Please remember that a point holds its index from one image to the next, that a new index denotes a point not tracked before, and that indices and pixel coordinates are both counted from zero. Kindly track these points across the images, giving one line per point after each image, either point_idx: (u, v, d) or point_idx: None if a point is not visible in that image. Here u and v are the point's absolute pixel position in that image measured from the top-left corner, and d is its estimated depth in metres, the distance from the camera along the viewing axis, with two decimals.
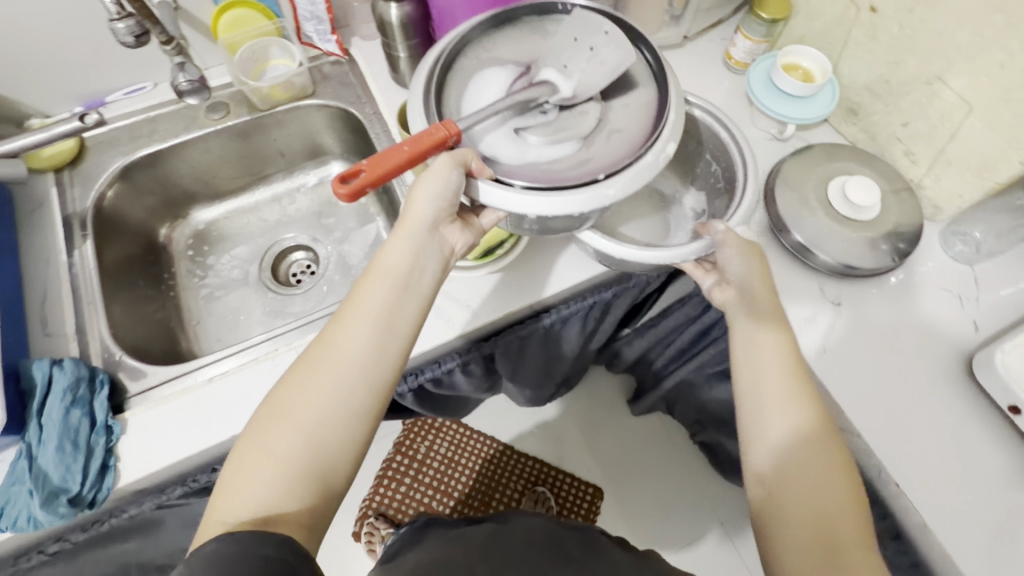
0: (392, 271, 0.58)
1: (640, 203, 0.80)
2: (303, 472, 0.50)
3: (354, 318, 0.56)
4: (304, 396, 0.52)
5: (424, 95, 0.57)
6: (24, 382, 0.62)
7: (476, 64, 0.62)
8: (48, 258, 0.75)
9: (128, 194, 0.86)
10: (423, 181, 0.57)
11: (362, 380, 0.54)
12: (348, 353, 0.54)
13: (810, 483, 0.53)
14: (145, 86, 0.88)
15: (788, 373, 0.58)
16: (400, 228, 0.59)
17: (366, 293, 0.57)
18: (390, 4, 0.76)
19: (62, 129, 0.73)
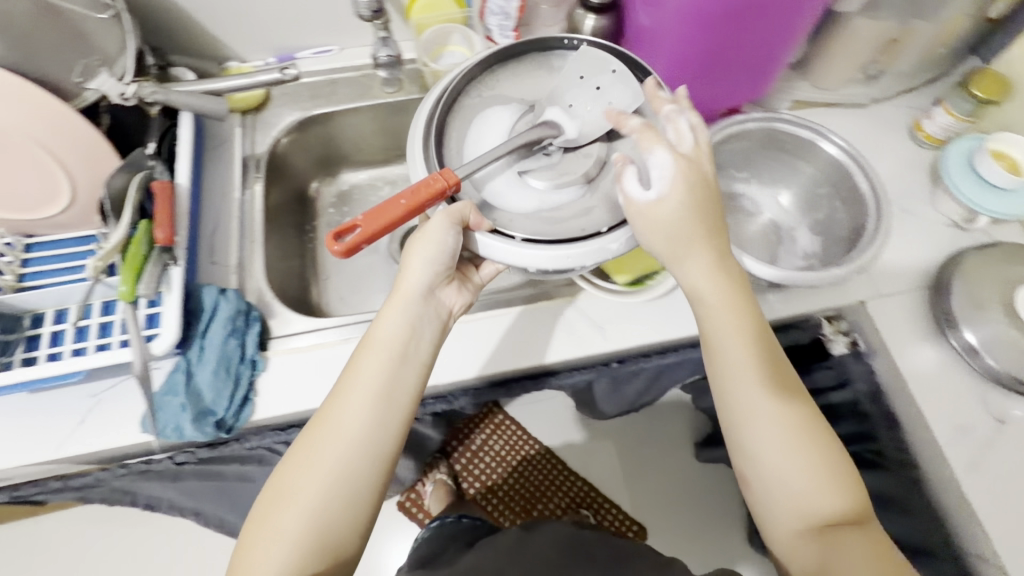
0: (390, 343, 0.60)
1: (752, 232, 0.78)
2: (319, 535, 0.55)
3: (354, 392, 0.59)
4: (313, 471, 0.56)
5: (426, 138, 0.62)
6: (193, 302, 0.67)
7: (479, 103, 0.66)
8: (223, 191, 0.80)
9: (295, 146, 0.91)
10: (413, 256, 0.60)
11: (365, 448, 0.57)
12: (348, 426, 0.57)
13: (797, 477, 0.57)
14: (331, 49, 0.92)
15: (762, 373, 0.59)
16: (393, 295, 0.62)
17: (364, 365, 0.59)
18: (589, 15, 0.75)
19: (263, 78, 0.80)
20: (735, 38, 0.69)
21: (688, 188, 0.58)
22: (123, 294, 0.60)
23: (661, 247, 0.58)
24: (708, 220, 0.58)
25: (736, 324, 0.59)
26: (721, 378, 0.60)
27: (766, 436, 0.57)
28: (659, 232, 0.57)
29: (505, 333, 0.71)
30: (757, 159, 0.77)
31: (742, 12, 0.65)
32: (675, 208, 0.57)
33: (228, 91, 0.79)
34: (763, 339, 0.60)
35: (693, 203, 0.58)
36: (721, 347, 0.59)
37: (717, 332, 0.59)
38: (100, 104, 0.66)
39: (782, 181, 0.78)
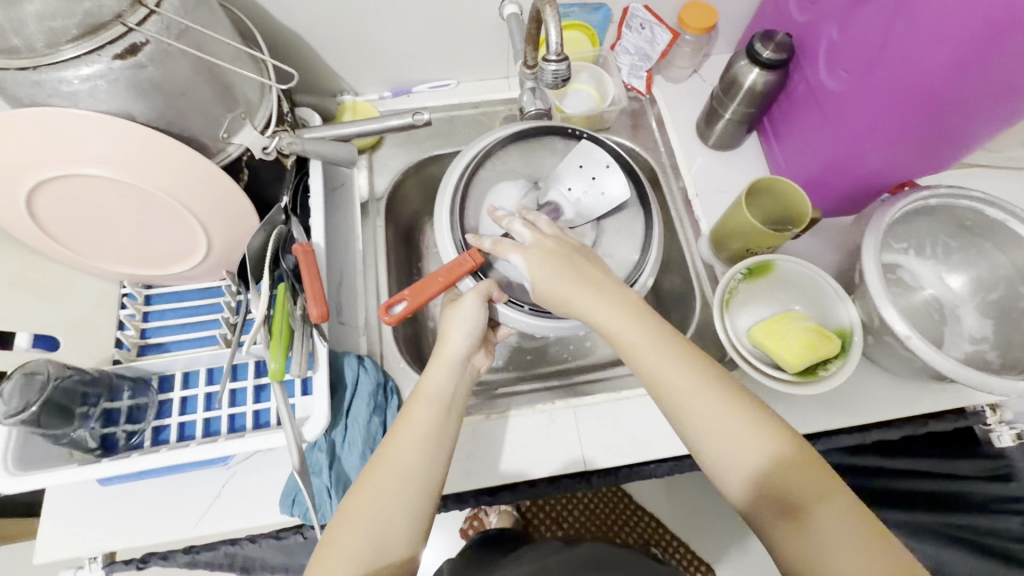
0: (437, 396, 0.57)
1: (913, 306, 0.73)
2: (367, 571, 0.49)
3: (402, 430, 0.55)
4: (360, 501, 0.51)
5: (449, 215, 0.65)
6: (333, 375, 0.63)
7: (492, 176, 0.69)
8: (346, 242, 0.75)
9: (408, 187, 0.86)
10: (456, 319, 0.61)
11: (406, 475, 0.53)
12: (394, 457, 0.54)
13: (767, 465, 0.49)
14: (449, 83, 0.87)
15: (691, 366, 0.54)
16: (434, 357, 0.60)
17: (415, 414, 0.56)
18: (752, 70, 0.70)
19: (395, 123, 0.73)
20: (948, 122, 0.57)
21: (575, 266, 0.58)
22: (274, 374, 0.57)
23: (551, 280, 0.58)
24: (591, 278, 0.58)
25: (652, 330, 0.56)
26: (654, 387, 0.54)
27: (701, 427, 0.52)
28: (558, 287, 0.58)
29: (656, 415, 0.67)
30: (925, 231, 0.71)
31: (965, 100, 0.54)
32: (546, 284, 0.58)
33: (355, 136, 0.73)
34: (664, 336, 0.55)
35: (579, 265, 0.59)
36: (647, 363, 0.55)
37: (637, 344, 0.55)
38: (241, 160, 0.62)
39: (951, 256, 0.72)
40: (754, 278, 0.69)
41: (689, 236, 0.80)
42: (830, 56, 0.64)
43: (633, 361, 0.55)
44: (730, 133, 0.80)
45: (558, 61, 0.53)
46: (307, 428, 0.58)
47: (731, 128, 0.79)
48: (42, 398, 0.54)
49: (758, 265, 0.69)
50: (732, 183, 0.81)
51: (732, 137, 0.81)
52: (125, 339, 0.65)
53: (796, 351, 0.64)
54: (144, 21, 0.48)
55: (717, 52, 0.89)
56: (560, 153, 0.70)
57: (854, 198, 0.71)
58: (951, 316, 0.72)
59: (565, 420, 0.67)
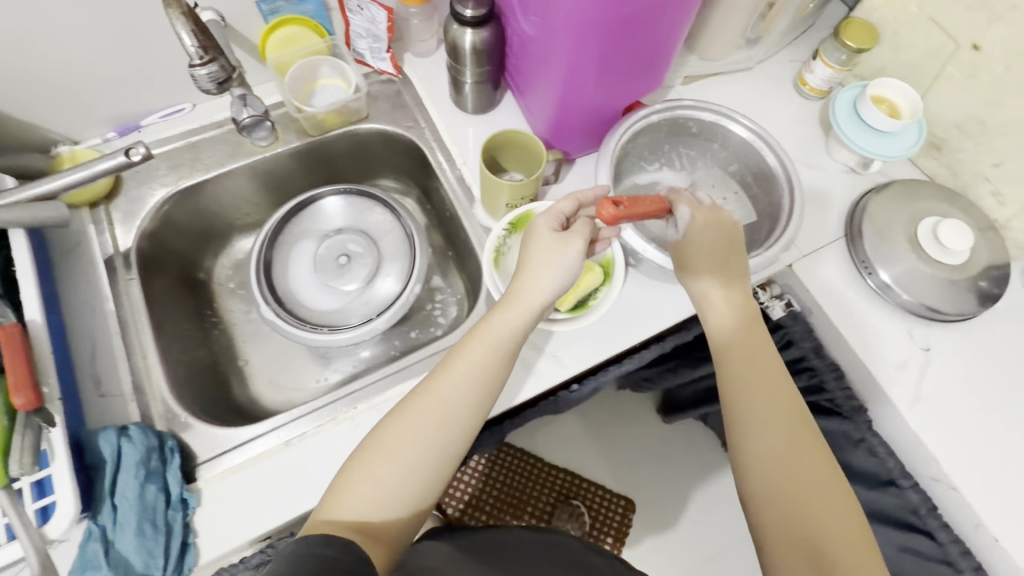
0: (501, 336, 0.57)
1: None
2: (404, 501, 0.50)
3: (457, 372, 0.55)
4: (399, 430, 0.52)
5: (257, 272, 0.77)
6: (89, 456, 0.57)
7: (293, 237, 0.81)
8: (91, 306, 0.68)
9: (168, 228, 0.79)
10: (557, 256, 0.58)
11: (460, 412, 0.54)
12: (446, 389, 0.54)
13: (788, 467, 0.52)
14: (182, 107, 0.80)
15: (787, 384, 0.57)
16: (513, 298, 0.58)
17: (470, 349, 0.56)
18: (466, 30, 0.70)
19: (105, 166, 0.66)
20: (625, 38, 0.62)
21: (715, 233, 0.61)
22: None
23: (704, 262, 0.61)
24: (715, 265, 0.61)
25: (754, 363, 0.58)
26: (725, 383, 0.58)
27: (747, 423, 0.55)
28: (700, 259, 0.61)
29: None
30: (667, 146, 0.76)
31: (625, 18, 0.60)
32: (694, 254, 0.61)
33: (64, 190, 0.65)
34: (760, 350, 0.59)
35: (719, 249, 0.61)
36: (738, 360, 0.58)
37: (763, 374, 0.57)
38: None
39: (695, 163, 0.77)
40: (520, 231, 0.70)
41: (464, 201, 0.80)
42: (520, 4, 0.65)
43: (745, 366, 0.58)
44: (480, 95, 0.80)
45: (205, 64, 0.59)
46: (53, 526, 0.51)
47: (478, 89, 0.79)
48: None
49: (519, 217, 0.70)
50: None
51: (484, 98, 0.81)
52: None
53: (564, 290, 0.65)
54: None
55: None
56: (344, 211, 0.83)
57: (593, 130, 0.75)
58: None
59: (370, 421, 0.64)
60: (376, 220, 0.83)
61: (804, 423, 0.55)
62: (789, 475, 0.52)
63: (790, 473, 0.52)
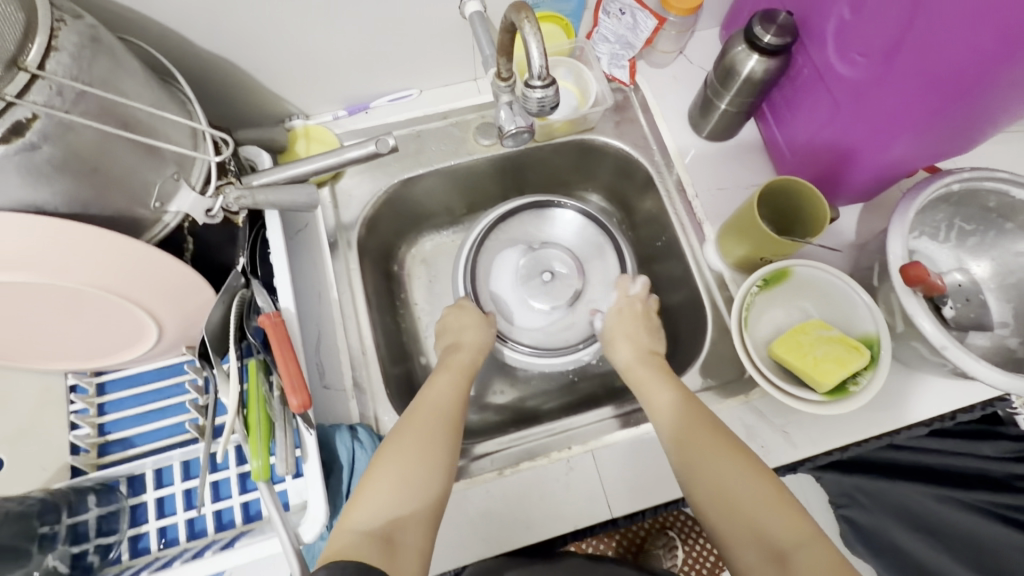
0: (458, 368, 0.65)
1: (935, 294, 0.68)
2: (401, 501, 0.51)
3: (429, 396, 0.61)
4: (394, 442, 0.55)
5: (461, 277, 0.75)
6: (326, 455, 0.57)
7: (498, 244, 0.78)
8: (318, 292, 0.67)
9: (381, 215, 0.77)
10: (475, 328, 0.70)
11: (441, 417, 0.58)
12: (427, 404, 0.59)
13: (752, 508, 0.50)
14: (411, 93, 0.77)
15: (699, 418, 0.57)
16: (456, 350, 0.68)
17: (437, 381, 0.63)
18: (752, 56, 0.62)
19: (355, 155, 0.65)
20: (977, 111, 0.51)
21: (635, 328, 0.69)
22: (258, 474, 0.50)
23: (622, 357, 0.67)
24: (638, 342, 0.68)
25: (686, 413, 0.57)
26: (668, 434, 0.57)
27: (697, 474, 0.53)
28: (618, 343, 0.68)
29: None
30: (942, 216, 0.67)
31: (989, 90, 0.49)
32: (618, 338, 0.69)
33: (312, 174, 0.64)
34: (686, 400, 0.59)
35: (636, 336, 0.69)
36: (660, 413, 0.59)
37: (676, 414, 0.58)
38: (182, 228, 0.53)
39: (969, 242, 0.68)
40: (770, 287, 0.64)
41: (689, 235, 0.74)
42: (841, 38, 0.57)
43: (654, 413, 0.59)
44: (729, 123, 0.73)
45: (545, 87, 0.47)
46: (304, 527, 0.51)
47: (731, 118, 0.71)
48: None
49: (774, 273, 0.63)
50: (732, 176, 0.75)
51: (730, 126, 0.73)
52: (82, 443, 0.57)
53: (823, 368, 0.59)
54: (26, 90, 0.39)
55: (703, 29, 0.81)
56: (557, 227, 0.80)
57: (862, 187, 0.66)
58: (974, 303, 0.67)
59: (586, 465, 0.61)
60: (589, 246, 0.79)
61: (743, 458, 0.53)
62: (760, 520, 0.49)
63: (762, 519, 0.49)
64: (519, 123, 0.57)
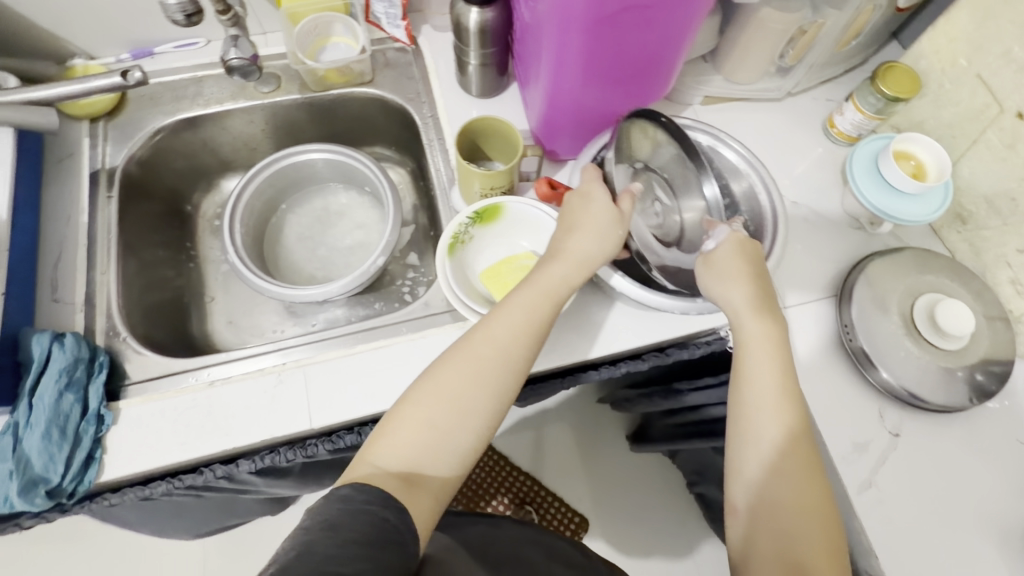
0: (552, 287, 0.60)
1: None
2: (445, 444, 0.53)
3: (508, 316, 0.58)
4: (449, 376, 0.55)
5: (230, 212, 0.79)
6: (22, 354, 0.59)
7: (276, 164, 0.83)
8: (67, 217, 0.70)
9: (161, 156, 0.81)
10: (591, 224, 0.61)
11: (507, 359, 0.56)
12: (492, 341, 0.57)
13: (793, 500, 0.52)
14: (196, 42, 0.81)
15: (788, 402, 0.56)
16: (559, 251, 0.61)
17: (520, 294, 0.59)
18: (472, 8, 0.68)
19: (101, 84, 0.68)
20: (617, 38, 0.60)
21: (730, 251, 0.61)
22: None
23: (713, 284, 0.60)
24: (749, 279, 0.60)
25: (799, 405, 0.56)
26: (746, 398, 0.57)
27: (764, 437, 0.55)
28: (723, 262, 0.60)
29: (390, 366, 0.66)
30: None
31: (617, 16, 0.57)
32: (721, 271, 0.60)
33: (58, 100, 0.68)
34: (788, 379, 0.57)
35: (747, 250, 0.61)
36: (756, 362, 0.58)
37: (749, 395, 0.56)
38: None
39: None
40: (485, 222, 0.68)
41: (445, 180, 0.78)
42: None
43: (737, 375, 0.58)
44: (483, 78, 0.78)
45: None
46: None
47: (481, 72, 0.77)
48: None
49: (486, 208, 0.67)
50: None
51: (488, 82, 0.79)
52: None
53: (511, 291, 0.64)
54: None
55: None
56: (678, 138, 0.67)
57: (569, 136, 0.73)
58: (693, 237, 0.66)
59: (294, 380, 0.65)
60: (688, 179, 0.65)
61: (809, 456, 0.54)
62: (775, 498, 0.52)
63: (778, 497, 0.52)
64: (240, 53, 0.68)
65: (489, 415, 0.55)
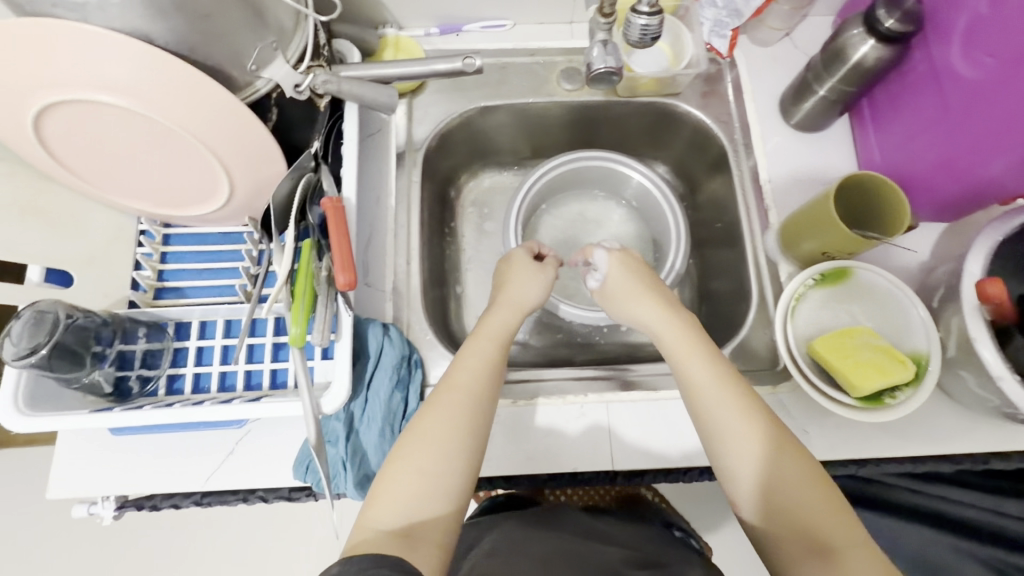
0: (495, 332, 0.60)
1: None
2: (429, 480, 0.48)
3: (466, 359, 0.56)
4: (433, 419, 0.51)
5: (517, 210, 0.77)
6: (356, 343, 0.59)
7: (561, 164, 0.79)
8: (377, 197, 0.70)
9: (449, 141, 0.78)
10: (517, 277, 0.65)
11: (474, 402, 0.53)
12: (455, 381, 0.54)
13: (797, 495, 0.45)
14: (503, 24, 0.77)
15: (720, 380, 0.51)
16: (501, 300, 0.63)
17: (467, 345, 0.58)
18: (867, 42, 0.59)
19: (443, 68, 0.66)
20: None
21: (626, 262, 0.64)
22: (295, 339, 0.52)
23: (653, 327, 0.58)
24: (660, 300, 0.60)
25: (736, 399, 0.49)
26: (710, 427, 0.49)
27: (743, 461, 0.47)
28: (626, 292, 0.62)
29: (693, 419, 0.63)
30: None
31: None
32: (619, 296, 0.62)
33: (399, 79, 0.66)
34: (723, 368, 0.52)
35: (641, 279, 0.63)
36: (704, 385, 0.51)
37: (716, 419, 0.49)
38: (270, 97, 0.55)
39: None
40: (826, 284, 0.62)
41: (750, 219, 0.72)
42: (969, 35, 0.53)
43: (693, 407, 0.51)
44: (820, 114, 0.70)
45: (649, 14, 0.58)
46: (326, 400, 0.53)
47: (823, 107, 0.68)
48: (52, 340, 0.51)
49: (832, 270, 0.62)
50: (810, 170, 0.72)
51: (822, 118, 0.70)
52: (142, 281, 0.62)
53: (864, 373, 0.57)
54: None
55: (816, 14, 0.76)
56: None
57: (950, 205, 0.63)
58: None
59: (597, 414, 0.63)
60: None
61: (766, 420, 0.49)
62: (780, 497, 0.46)
63: (780, 494, 0.46)
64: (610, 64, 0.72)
65: (466, 448, 0.51)
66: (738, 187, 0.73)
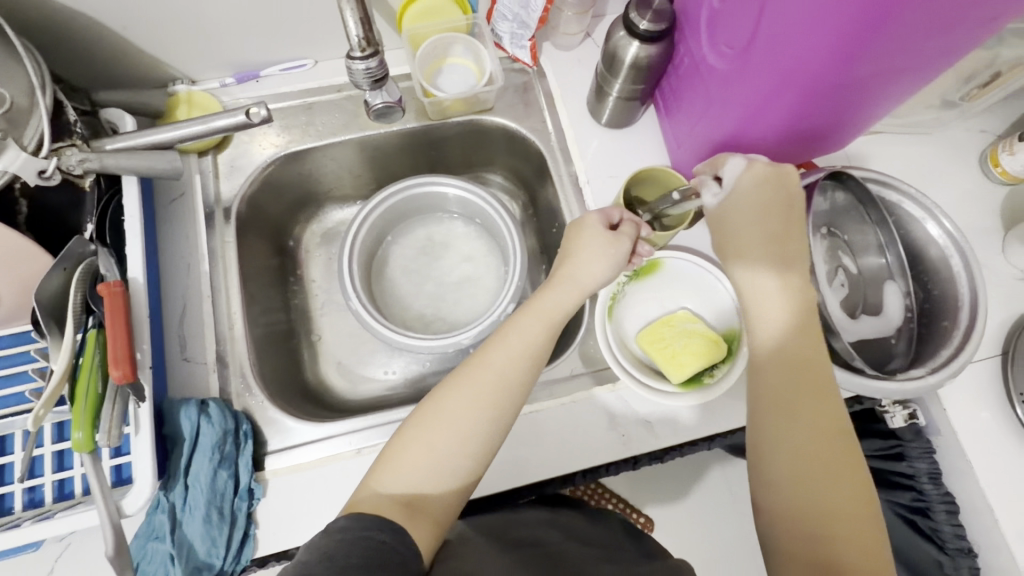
0: (546, 310, 0.56)
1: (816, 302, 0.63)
2: (448, 459, 0.49)
3: (513, 344, 0.54)
4: (456, 398, 0.51)
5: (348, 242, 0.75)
6: (169, 428, 0.56)
7: (389, 193, 0.78)
8: (188, 265, 0.66)
9: (269, 190, 0.75)
10: (589, 251, 0.57)
11: (510, 385, 0.52)
12: (494, 366, 0.52)
13: (828, 510, 0.45)
14: (304, 63, 0.75)
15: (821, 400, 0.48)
16: (562, 279, 0.57)
17: (519, 322, 0.55)
18: (634, 42, 0.61)
19: (224, 123, 0.63)
20: (841, 96, 0.50)
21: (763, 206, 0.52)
22: (78, 445, 0.48)
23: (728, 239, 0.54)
24: (747, 233, 0.53)
25: (819, 414, 0.48)
26: (770, 417, 0.49)
27: (781, 454, 0.47)
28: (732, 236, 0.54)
29: (541, 432, 0.63)
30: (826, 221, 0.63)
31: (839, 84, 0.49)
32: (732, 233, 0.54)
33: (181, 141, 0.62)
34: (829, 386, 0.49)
35: (768, 197, 0.52)
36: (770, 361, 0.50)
37: (777, 406, 0.49)
38: (13, 188, 0.51)
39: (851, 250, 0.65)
40: (641, 277, 0.65)
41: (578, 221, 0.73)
42: (713, 29, 0.56)
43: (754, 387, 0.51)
44: (622, 112, 0.71)
45: (365, 58, 0.55)
46: (128, 499, 0.51)
47: (622, 106, 0.70)
48: None
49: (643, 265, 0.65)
50: (624, 164, 0.73)
51: (626, 115, 0.72)
52: None
53: (678, 358, 0.59)
54: None
55: (610, 12, 0.78)
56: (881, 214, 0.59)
57: None
58: (873, 295, 0.60)
59: None
60: (866, 239, 0.60)
61: (825, 432, 0.48)
62: (805, 499, 0.46)
63: (806, 496, 0.46)
64: (386, 98, 0.62)
65: (486, 452, 0.50)
66: (563, 191, 0.75)
